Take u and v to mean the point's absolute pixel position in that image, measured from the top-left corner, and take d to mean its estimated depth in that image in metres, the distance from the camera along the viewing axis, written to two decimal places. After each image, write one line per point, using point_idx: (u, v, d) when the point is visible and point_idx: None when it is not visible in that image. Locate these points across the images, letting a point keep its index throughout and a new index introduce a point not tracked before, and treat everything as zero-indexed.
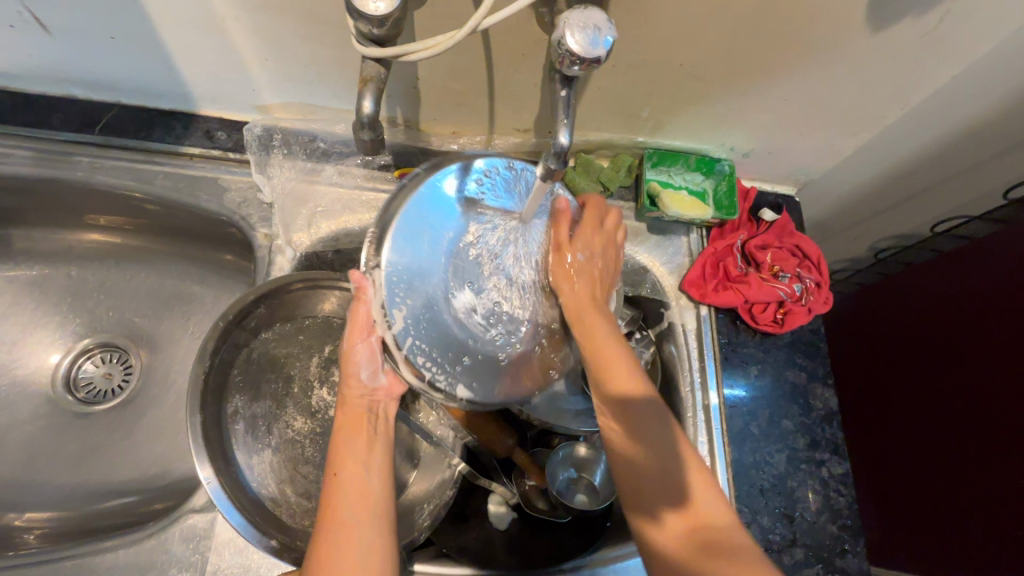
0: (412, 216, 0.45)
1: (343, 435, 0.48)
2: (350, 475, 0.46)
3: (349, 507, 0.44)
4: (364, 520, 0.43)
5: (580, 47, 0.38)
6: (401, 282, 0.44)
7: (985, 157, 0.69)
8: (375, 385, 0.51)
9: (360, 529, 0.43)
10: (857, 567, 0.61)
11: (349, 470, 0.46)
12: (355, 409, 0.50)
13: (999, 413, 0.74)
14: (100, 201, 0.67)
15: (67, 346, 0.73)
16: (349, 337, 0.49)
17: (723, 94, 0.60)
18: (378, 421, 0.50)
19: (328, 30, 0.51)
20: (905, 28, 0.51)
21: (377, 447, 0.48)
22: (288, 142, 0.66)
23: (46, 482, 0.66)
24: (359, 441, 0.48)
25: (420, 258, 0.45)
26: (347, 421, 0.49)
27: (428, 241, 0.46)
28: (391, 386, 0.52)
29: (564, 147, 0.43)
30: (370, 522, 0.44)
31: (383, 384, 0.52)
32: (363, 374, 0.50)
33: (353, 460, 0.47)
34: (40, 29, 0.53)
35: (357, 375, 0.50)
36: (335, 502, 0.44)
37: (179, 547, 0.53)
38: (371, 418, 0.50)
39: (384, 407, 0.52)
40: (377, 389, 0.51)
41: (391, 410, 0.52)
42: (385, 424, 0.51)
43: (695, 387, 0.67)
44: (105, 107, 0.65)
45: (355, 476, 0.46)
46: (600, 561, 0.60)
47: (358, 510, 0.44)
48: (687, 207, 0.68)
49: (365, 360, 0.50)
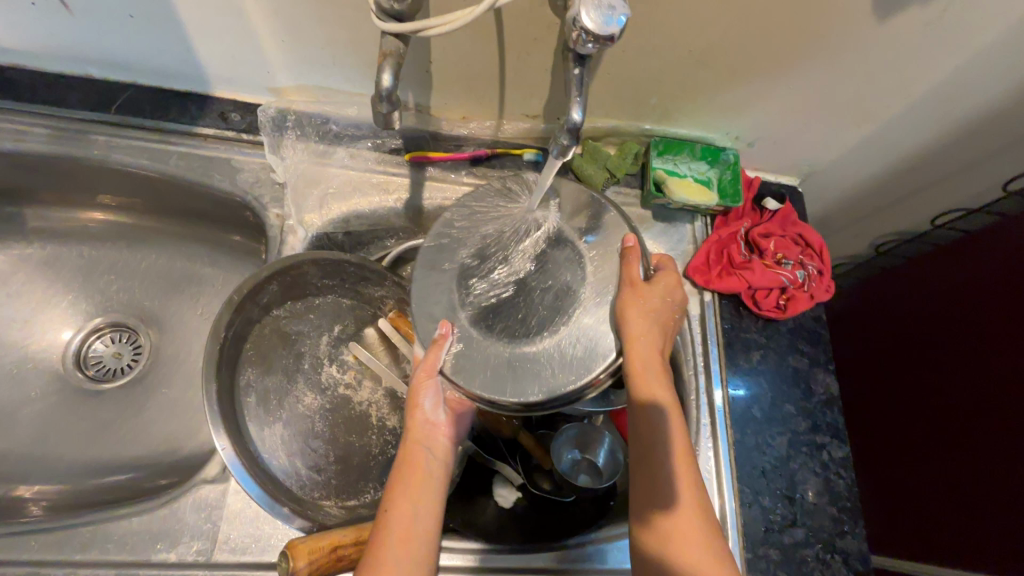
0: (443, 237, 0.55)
1: (401, 470, 0.49)
2: (398, 513, 0.47)
3: (394, 544, 0.45)
4: (405, 563, 0.44)
5: (594, 25, 0.39)
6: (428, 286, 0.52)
7: (987, 150, 0.70)
8: (436, 422, 0.52)
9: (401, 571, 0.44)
10: (857, 549, 0.62)
11: (400, 508, 0.47)
12: (415, 443, 0.51)
13: (1003, 402, 0.74)
14: (114, 180, 0.68)
15: (79, 323, 0.74)
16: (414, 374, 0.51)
17: (730, 81, 0.61)
18: (435, 459, 0.51)
19: (344, 12, 0.52)
20: (910, 16, 0.52)
21: (426, 490, 0.49)
22: (301, 123, 0.67)
23: (57, 457, 0.67)
24: (413, 479, 0.49)
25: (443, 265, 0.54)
26: (406, 458, 0.50)
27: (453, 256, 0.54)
28: (450, 425, 0.53)
29: (576, 124, 0.44)
30: (409, 563, 0.45)
31: (443, 422, 0.52)
32: (426, 407, 0.51)
33: (404, 501, 0.47)
34: (61, 8, 0.55)
35: (423, 406, 0.51)
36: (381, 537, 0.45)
37: (191, 517, 0.54)
38: (428, 455, 0.51)
39: (442, 444, 0.52)
40: (437, 424, 0.52)
41: (448, 449, 0.52)
42: (440, 464, 0.51)
43: (699, 370, 0.68)
44: (122, 88, 0.66)
45: (402, 514, 0.47)
46: (603, 537, 0.62)
47: (402, 549, 0.45)
48: (693, 193, 0.70)
49: (430, 395, 0.51)
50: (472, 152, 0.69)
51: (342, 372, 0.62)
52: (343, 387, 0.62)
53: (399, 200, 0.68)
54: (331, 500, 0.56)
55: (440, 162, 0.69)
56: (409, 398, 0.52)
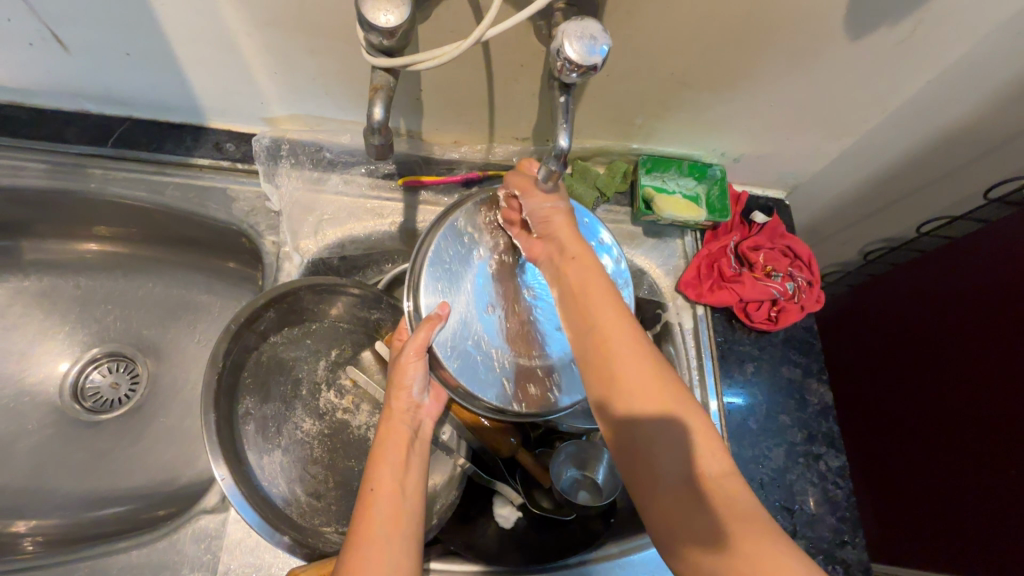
0: (455, 226, 0.55)
1: (385, 450, 0.50)
2: (386, 490, 0.47)
3: (384, 524, 0.45)
4: (394, 542, 0.44)
5: (577, 56, 0.40)
6: (436, 276, 0.53)
7: (965, 158, 0.72)
8: (420, 404, 0.53)
9: (390, 551, 0.43)
10: (857, 558, 0.62)
11: (386, 486, 0.47)
12: (399, 424, 0.52)
13: (995, 410, 0.75)
14: (111, 213, 0.69)
15: (75, 354, 0.74)
16: (405, 354, 0.52)
17: (712, 100, 0.62)
18: (419, 441, 0.52)
19: (335, 45, 0.54)
20: (881, 36, 0.54)
21: (411, 470, 0.49)
22: (295, 152, 0.68)
23: (54, 491, 0.67)
24: (398, 461, 0.49)
25: (453, 258, 0.54)
26: (392, 437, 0.51)
27: (462, 250, 0.55)
28: (432, 406, 0.54)
29: (563, 149, 0.45)
30: (398, 541, 0.44)
31: (426, 403, 0.54)
32: (413, 391, 0.52)
33: (390, 480, 0.47)
34: (59, 48, 0.56)
35: (410, 389, 0.52)
36: (369, 518, 0.45)
37: (191, 548, 0.54)
38: (412, 437, 0.52)
39: (425, 426, 0.54)
40: (421, 406, 0.54)
41: (428, 430, 0.54)
42: (422, 446, 0.52)
43: (694, 384, 0.69)
44: (118, 121, 0.67)
45: (389, 494, 0.46)
46: (605, 556, 0.61)
47: (389, 531, 0.44)
48: (680, 209, 0.71)
49: (419, 376, 0.52)
50: (464, 175, 0.70)
51: (340, 397, 0.63)
52: (342, 411, 0.62)
53: (393, 223, 0.70)
54: (331, 526, 0.57)
55: (433, 185, 0.70)
56: (392, 380, 0.53)
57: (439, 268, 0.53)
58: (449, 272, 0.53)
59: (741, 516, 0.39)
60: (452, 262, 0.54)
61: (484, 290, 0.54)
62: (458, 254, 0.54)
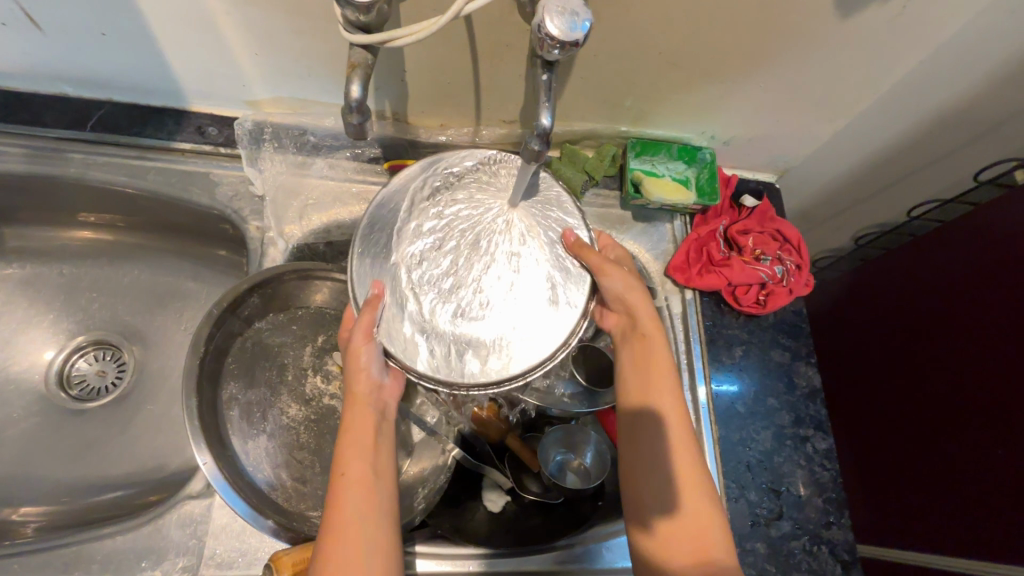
0: (383, 211, 0.53)
1: (351, 435, 0.49)
2: (357, 474, 0.46)
3: (359, 508, 0.45)
4: (371, 522, 0.45)
5: (559, 31, 0.39)
6: (368, 260, 0.52)
7: (957, 141, 0.71)
8: (380, 385, 0.53)
9: (371, 531, 0.44)
10: (843, 539, 0.63)
11: (357, 472, 0.47)
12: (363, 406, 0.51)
13: (985, 395, 0.75)
14: (94, 198, 0.68)
15: (62, 342, 0.73)
16: (352, 342, 0.50)
17: (702, 81, 0.61)
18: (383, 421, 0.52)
19: (316, 24, 0.52)
20: (871, 15, 0.53)
21: (381, 449, 0.50)
22: (279, 135, 0.67)
23: (41, 478, 0.67)
24: (366, 445, 0.49)
25: (386, 240, 0.53)
26: (357, 419, 0.50)
27: (388, 229, 0.53)
28: (392, 385, 0.55)
29: (546, 128, 0.44)
30: (377, 524, 0.45)
31: (387, 383, 0.54)
32: (369, 374, 0.52)
33: (361, 466, 0.47)
34: (31, 27, 0.54)
35: (366, 372, 0.51)
36: (342, 503, 0.45)
37: (177, 533, 0.54)
38: (378, 418, 0.52)
39: (388, 405, 0.54)
40: (382, 386, 0.53)
41: (393, 410, 0.55)
42: (388, 425, 0.53)
43: (683, 367, 0.68)
44: (97, 104, 0.66)
45: (361, 478, 0.46)
46: (593, 537, 0.63)
47: (367, 512, 0.45)
48: (670, 192, 0.70)
49: (372, 359, 0.51)
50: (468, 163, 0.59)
51: (327, 382, 0.63)
52: (328, 397, 0.62)
53: None
54: (316, 511, 0.56)
55: None
56: (348, 369, 0.52)
57: (370, 253, 0.52)
58: (381, 252, 0.52)
59: (702, 536, 0.48)
60: (382, 245, 0.52)
61: (426, 261, 0.52)
62: (386, 235, 0.53)
